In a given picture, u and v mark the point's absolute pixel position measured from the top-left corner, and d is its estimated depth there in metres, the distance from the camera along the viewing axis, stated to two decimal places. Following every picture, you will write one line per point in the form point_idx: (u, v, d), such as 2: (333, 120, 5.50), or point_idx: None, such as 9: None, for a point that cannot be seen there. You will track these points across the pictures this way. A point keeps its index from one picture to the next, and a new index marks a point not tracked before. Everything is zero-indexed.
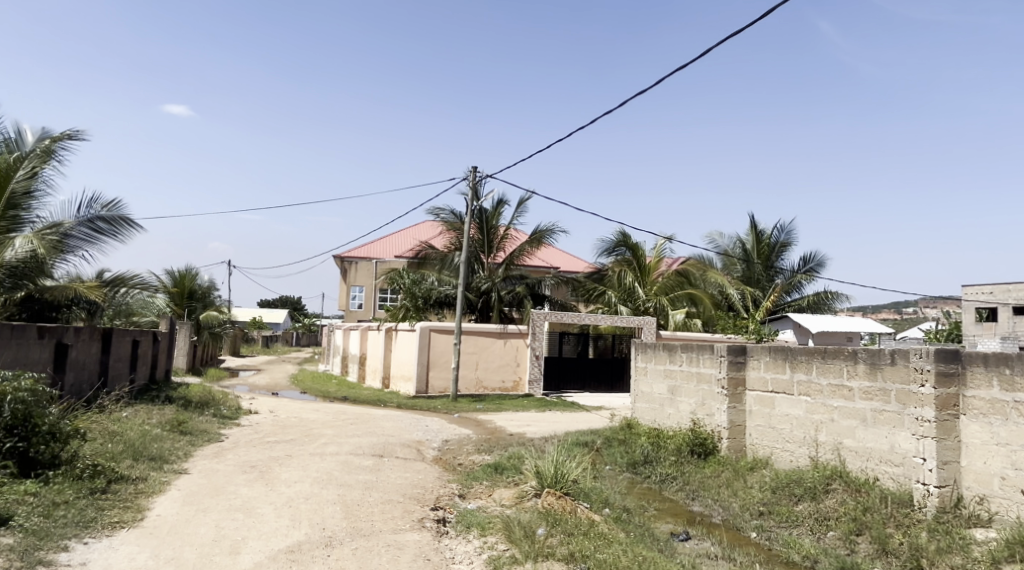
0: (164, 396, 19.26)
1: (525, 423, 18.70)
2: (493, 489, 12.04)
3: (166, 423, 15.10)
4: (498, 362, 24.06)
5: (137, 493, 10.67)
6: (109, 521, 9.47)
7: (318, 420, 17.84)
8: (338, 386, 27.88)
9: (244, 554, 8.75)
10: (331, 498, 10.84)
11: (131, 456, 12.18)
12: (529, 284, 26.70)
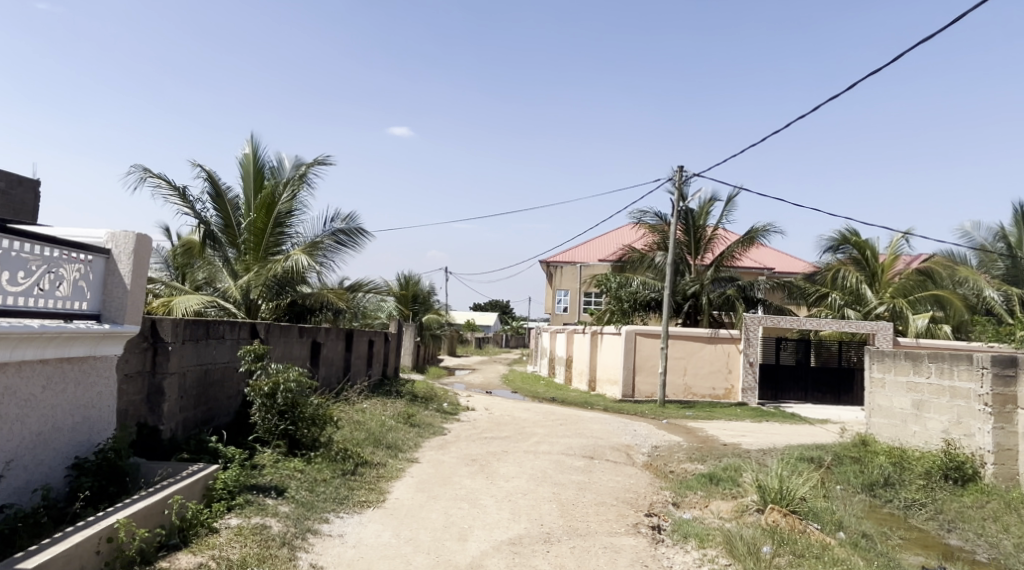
0: (397, 391, 21.45)
1: (742, 435, 18.64)
2: (708, 500, 12.14)
3: (398, 415, 16.84)
4: (708, 369, 24.36)
5: (380, 477, 11.93)
6: (358, 501, 10.53)
7: (529, 421, 18.99)
8: (548, 386, 29.68)
9: (471, 542, 9.39)
10: (547, 497, 11.48)
11: (371, 444, 13.66)
12: (741, 287, 26.80)
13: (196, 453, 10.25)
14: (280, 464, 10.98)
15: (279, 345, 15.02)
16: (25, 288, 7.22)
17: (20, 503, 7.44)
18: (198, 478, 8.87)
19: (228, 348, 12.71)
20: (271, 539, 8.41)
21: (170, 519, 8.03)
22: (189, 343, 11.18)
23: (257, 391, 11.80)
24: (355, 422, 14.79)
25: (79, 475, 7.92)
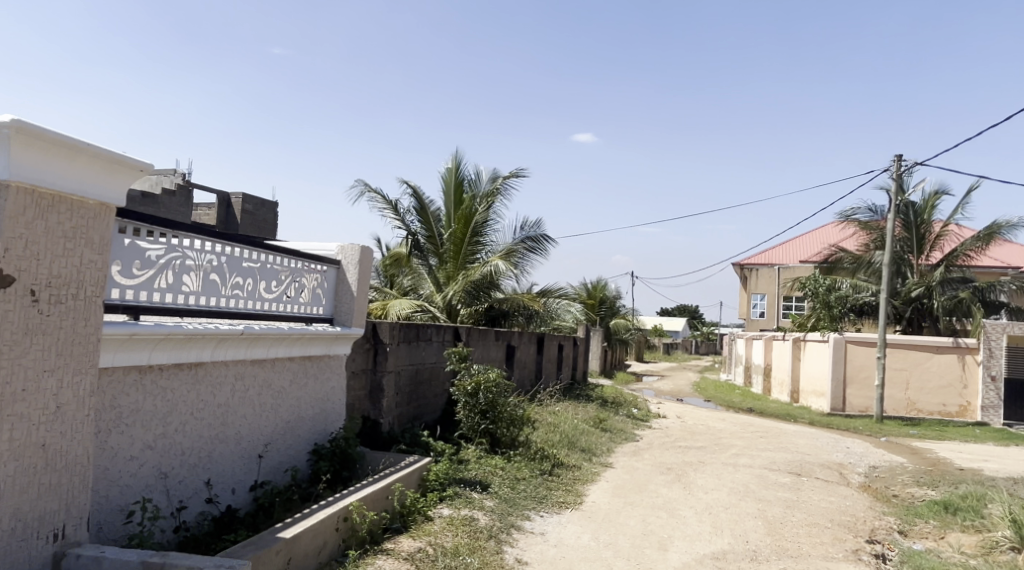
0: (587, 395, 21.81)
1: (984, 459, 17.00)
2: (946, 532, 9.98)
3: (589, 421, 16.82)
4: (941, 382, 22.25)
5: (576, 479, 10.71)
6: (556, 502, 9.42)
7: (721, 433, 18.31)
8: (745, 399, 28.07)
9: (672, 553, 8.07)
10: (754, 512, 9.87)
11: (565, 446, 13.11)
12: (978, 289, 25.06)
13: (411, 445, 9.68)
14: (484, 461, 10.21)
15: (480, 347, 15.56)
16: (276, 296, 6.75)
17: (277, 481, 7.01)
18: (415, 467, 8.35)
19: (434, 347, 11.89)
20: (479, 531, 7.59)
21: (394, 503, 7.55)
22: (402, 344, 10.46)
23: (460, 391, 10.88)
24: (549, 422, 14.99)
25: (319, 459, 7.38)
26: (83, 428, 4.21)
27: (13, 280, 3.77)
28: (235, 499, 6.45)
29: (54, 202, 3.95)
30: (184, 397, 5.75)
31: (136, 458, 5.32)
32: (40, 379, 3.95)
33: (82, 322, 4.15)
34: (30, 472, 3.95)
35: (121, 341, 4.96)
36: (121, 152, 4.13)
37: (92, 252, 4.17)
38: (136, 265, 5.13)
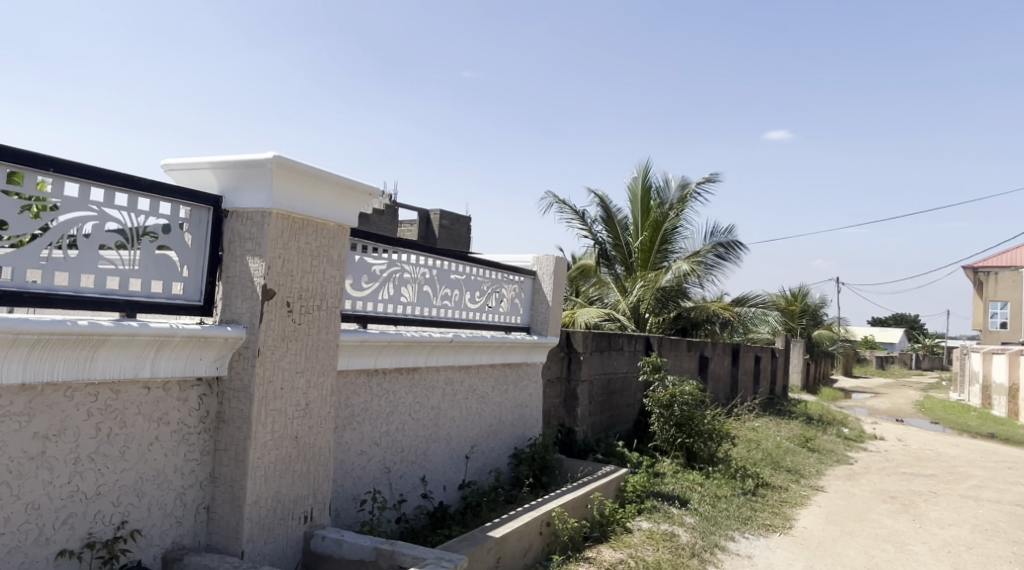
0: (793, 413, 20.76)
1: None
2: None
3: (796, 440, 15.51)
4: None
5: (783, 500, 9.67)
6: (762, 524, 8.46)
7: (960, 457, 15.97)
8: (981, 420, 25.44)
9: None
10: (1007, 556, 8.10)
11: (769, 465, 11.97)
12: None
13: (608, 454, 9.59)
14: (682, 475, 9.87)
15: (673, 358, 15.31)
16: (481, 305, 6.59)
17: (482, 483, 6.87)
18: (614, 475, 8.20)
19: (627, 357, 11.83)
20: (682, 548, 7.14)
21: (593, 512, 7.29)
22: (597, 355, 10.55)
23: (655, 402, 10.83)
24: (750, 440, 14.44)
25: (519, 463, 7.20)
26: (324, 424, 4.56)
27: (273, 293, 4.11)
28: (447, 496, 6.39)
29: (302, 225, 4.26)
30: (403, 400, 5.80)
31: (365, 453, 5.48)
32: (293, 380, 4.31)
33: (324, 330, 4.47)
34: (285, 461, 4.30)
35: (354, 347, 5.13)
36: (353, 180, 4.41)
37: (332, 267, 4.47)
38: (364, 278, 5.27)
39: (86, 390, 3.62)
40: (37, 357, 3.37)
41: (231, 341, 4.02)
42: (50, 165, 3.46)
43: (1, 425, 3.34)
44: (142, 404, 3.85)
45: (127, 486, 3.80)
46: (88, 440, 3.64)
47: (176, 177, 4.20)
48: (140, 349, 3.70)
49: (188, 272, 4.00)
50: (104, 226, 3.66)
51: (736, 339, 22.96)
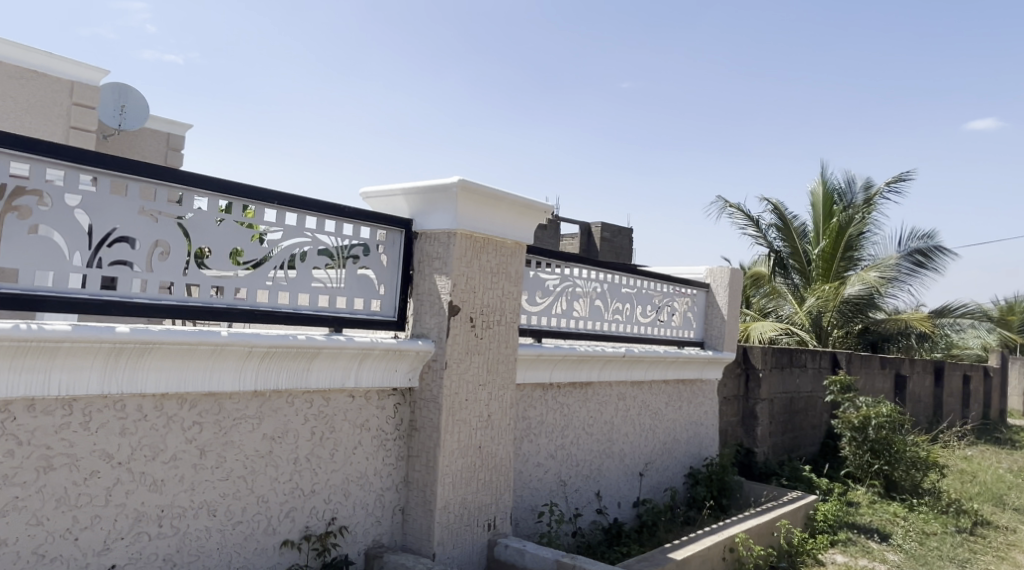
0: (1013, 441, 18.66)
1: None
2: None
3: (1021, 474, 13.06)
4: None
5: (1009, 543, 7.96)
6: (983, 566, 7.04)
7: None
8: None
9: None
10: None
11: (992, 500, 9.83)
12: None
13: (793, 479, 9.02)
14: (879, 506, 8.82)
15: (865, 375, 13.85)
16: (650, 320, 6.24)
17: (658, 501, 6.73)
18: (802, 503, 7.55)
19: (812, 375, 10.98)
20: None
21: (780, 541, 6.89)
22: (778, 371, 9.96)
23: (846, 424, 9.70)
24: (965, 471, 12.44)
25: (695, 483, 7.08)
26: (505, 434, 4.74)
27: (458, 309, 4.36)
28: (621, 512, 6.12)
29: (484, 244, 4.49)
30: (577, 414, 5.45)
31: (542, 465, 5.20)
32: (477, 392, 4.53)
33: (503, 344, 4.65)
34: (470, 469, 4.52)
35: (530, 361, 4.88)
36: (530, 198, 4.59)
37: (511, 283, 4.66)
38: (538, 294, 4.95)
39: (304, 397, 4.05)
40: (264, 367, 3.81)
41: (422, 354, 4.30)
42: (273, 199, 3.97)
43: (239, 425, 3.82)
44: (349, 412, 4.22)
45: (337, 485, 4.18)
46: (305, 442, 4.05)
47: (374, 204, 4.59)
48: (346, 360, 4.08)
49: (384, 291, 4.33)
50: (317, 251, 4.07)
51: (936, 356, 21.09)
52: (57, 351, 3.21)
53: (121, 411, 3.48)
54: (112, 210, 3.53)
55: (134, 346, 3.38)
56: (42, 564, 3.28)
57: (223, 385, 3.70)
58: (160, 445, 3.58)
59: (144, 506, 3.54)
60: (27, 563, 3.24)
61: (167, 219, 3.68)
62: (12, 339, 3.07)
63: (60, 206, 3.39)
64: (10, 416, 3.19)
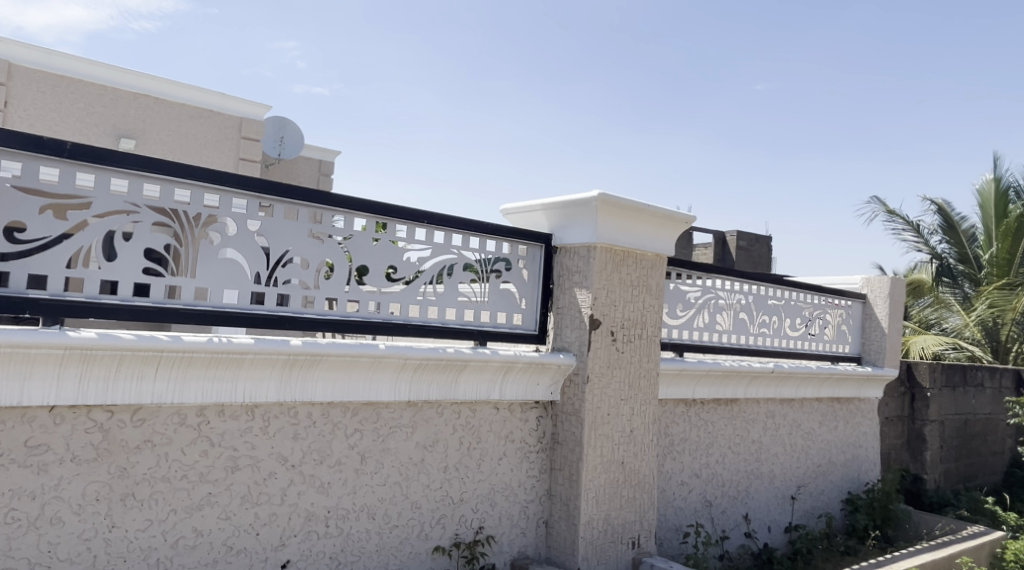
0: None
1: None
2: None
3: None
4: None
5: None
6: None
7: None
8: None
9: None
10: None
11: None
12: None
13: (973, 511, 8.17)
14: None
15: None
16: (801, 333, 6.00)
17: (812, 527, 6.38)
18: (984, 539, 6.75)
19: (992, 395, 9.92)
20: None
21: None
22: (948, 391, 9.13)
23: None
24: None
25: (855, 510, 6.63)
26: (649, 451, 4.67)
27: (599, 322, 4.36)
28: (771, 537, 5.86)
29: (624, 257, 4.48)
30: (723, 432, 5.27)
31: (686, 483, 5.05)
32: (619, 407, 4.50)
33: (645, 358, 4.61)
34: (614, 485, 4.48)
35: (672, 376, 4.80)
36: (670, 209, 4.55)
37: (651, 296, 4.62)
38: (679, 307, 4.88)
39: (453, 408, 4.17)
40: (417, 379, 3.96)
41: (563, 367, 4.32)
42: (423, 218, 4.15)
43: (395, 433, 4.00)
44: (494, 423, 4.31)
45: (484, 495, 4.27)
46: (454, 452, 4.17)
47: (515, 221, 4.68)
48: (491, 373, 4.16)
49: (525, 305, 4.39)
50: (462, 267, 4.18)
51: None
52: (242, 362, 3.49)
53: (294, 418, 3.73)
54: (285, 233, 3.86)
55: (305, 358, 3.61)
56: (230, 556, 3.57)
57: (381, 396, 3.88)
58: (327, 449, 3.81)
59: (313, 506, 3.77)
60: (219, 554, 3.55)
61: (332, 240, 3.97)
62: (205, 351, 3.38)
63: (242, 232, 3.73)
64: (205, 420, 3.52)
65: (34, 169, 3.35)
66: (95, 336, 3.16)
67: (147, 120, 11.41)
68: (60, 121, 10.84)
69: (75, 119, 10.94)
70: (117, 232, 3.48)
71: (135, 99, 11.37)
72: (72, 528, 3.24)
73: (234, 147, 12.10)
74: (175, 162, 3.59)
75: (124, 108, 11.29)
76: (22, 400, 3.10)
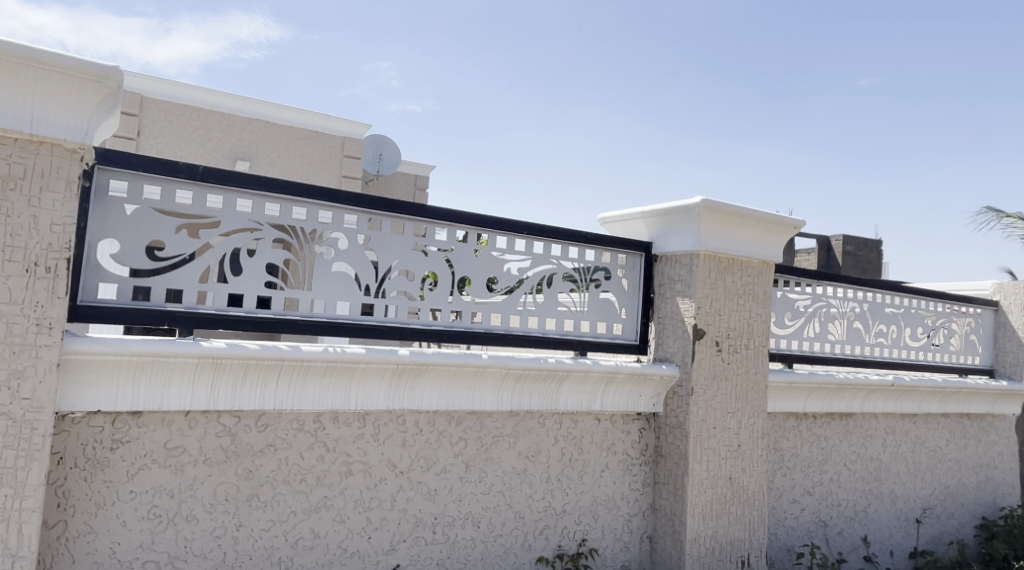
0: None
1: None
2: None
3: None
4: None
5: None
6: None
7: None
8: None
9: None
10: None
11: None
12: None
13: None
14: None
15: None
16: (923, 343, 5.66)
17: (940, 554, 5.98)
18: None
19: None
20: None
21: None
22: None
23: None
24: None
25: (991, 538, 6.18)
26: (760, 466, 4.50)
27: (704, 332, 4.23)
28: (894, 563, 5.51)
29: (729, 264, 4.35)
30: (838, 448, 5.02)
31: (798, 502, 4.83)
32: (725, 420, 4.35)
33: (753, 370, 4.44)
34: (722, 501, 4.33)
35: (782, 389, 4.62)
36: (776, 214, 4.39)
37: (758, 305, 4.46)
38: (787, 316, 4.70)
39: (554, 418, 4.12)
40: (520, 388, 3.95)
41: (666, 379, 4.23)
42: (523, 228, 4.14)
43: (498, 442, 3.98)
44: (596, 434, 4.24)
45: (587, 507, 4.21)
46: (556, 462, 4.12)
47: (613, 229, 4.62)
48: (593, 384, 4.10)
49: (625, 315, 4.33)
50: (562, 276, 4.13)
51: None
52: (355, 370, 3.58)
53: (402, 425, 3.78)
54: (392, 246, 3.92)
55: (412, 367, 3.67)
56: (345, 558, 3.64)
57: (484, 405, 3.89)
58: (433, 457, 3.84)
59: (420, 512, 3.80)
60: (334, 555, 3.62)
61: (437, 252, 3.96)
62: (320, 360, 3.48)
63: (354, 246, 3.83)
64: (321, 426, 3.61)
65: (170, 192, 3.52)
66: (225, 346, 3.31)
67: (259, 144, 12.71)
68: (185, 147, 12.19)
69: (198, 146, 12.30)
70: (242, 249, 3.62)
71: (249, 124, 12.66)
72: (205, 525, 3.39)
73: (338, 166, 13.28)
74: (294, 182, 3.71)
75: (239, 134, 12.60)
76: (162, 405, 3.30)
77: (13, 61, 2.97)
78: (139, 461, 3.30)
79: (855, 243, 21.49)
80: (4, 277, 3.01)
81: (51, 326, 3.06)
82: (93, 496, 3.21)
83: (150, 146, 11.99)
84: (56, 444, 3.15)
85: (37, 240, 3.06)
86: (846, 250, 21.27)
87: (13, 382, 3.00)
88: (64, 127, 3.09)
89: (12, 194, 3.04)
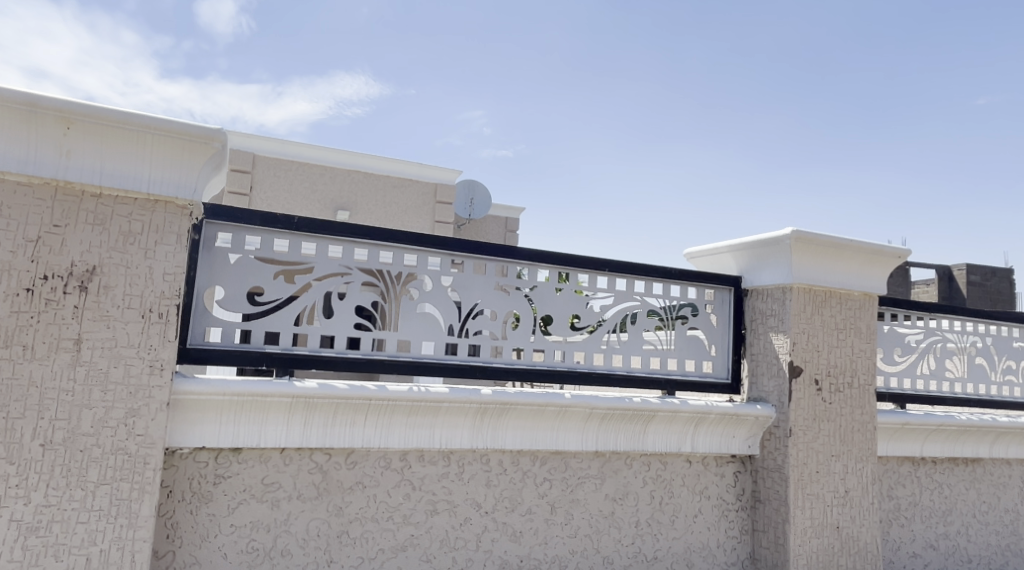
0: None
1: None
2: None
3: None
4: None
5: None
6: None
7: None
8: None
9: None
10: None
11: None
12: None
13: None
14: None
15: None
16: None
17: None
18: None
19: None
20: None
21: None
22: None
23: None
24: None
25: None
26: (872, 516, 4.21)
27: (800, 370, 4.05)
28: None
29: (827, 297, 4.17)
30: (964, 498, 4.61)
31: (918, 556, 4.44)
32: (830, 464, 4.10)
33: (858, 410, 4.20)
34: (828, 552, 4.06)
35: (895, 431, 4.32)
36: (878, 243, 4.18)
37: (862, 340, 4.24)
38: (897, 352, 4.45)
39: (642, 459, 4.01)
40: (605, 429, 3.87)
41: (761, 420, 4.05)
42: (605, 266, 4.14)
43: (584, 484, 3.90)
44: (687, 477, 4.10)
45: (679, 554, 4.05)
46: (646, 506, 4.00)
47: (700, 264, 4.55)
48: (681, 426, 3.99)
49: (715, 352, 4.21)
50: (647, 313, 4.08)
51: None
52: (439, 410, 3.58)
53: (487, 464, 3.75)
54: (476, 288, 3.93)
55: (495, 407, 3.65)
56: None
57: (568, 445, 3.82)
58: (518, 497, 3.78)
59: (506, 554, 3.75)
60: None
61: (518, 292, 3.97)
62: (406, 399, 3.49)
63: (438, 288, 3.82)
64: (407, 464, 3.62)
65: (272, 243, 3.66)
66: (316, 386, 3.36)
67: (359, 194, 14.25)
68: (293, 200, 13.82)
69: (304, 197, 13.91)
70: (334, 293, 3.70)
71: (349, 175, 14.28)
72: (298, 560, 3.42)
73: (430, 211, 14.74)
74: (382, 229, 3.80)
75: (341, 184, 14.18)
76: (260, 443, 3.37)
77: (135, 129, 3.16)
78: (238, 496, 3.37)
79: (983, 273, 20.04)
80: (123, 323, 3.14)
81: (163, 368, 3.18)
82: (198, 529, 3.30)
83: (263, 199, 13.62)
84: (166, 478, 3.27)
85: (151, 289, 3.19)
86: (972, 280, 19.99)
87: (129, 420, 3.12)
88: (178, 186, 3.24)
89: (131, 247, 3.18)
